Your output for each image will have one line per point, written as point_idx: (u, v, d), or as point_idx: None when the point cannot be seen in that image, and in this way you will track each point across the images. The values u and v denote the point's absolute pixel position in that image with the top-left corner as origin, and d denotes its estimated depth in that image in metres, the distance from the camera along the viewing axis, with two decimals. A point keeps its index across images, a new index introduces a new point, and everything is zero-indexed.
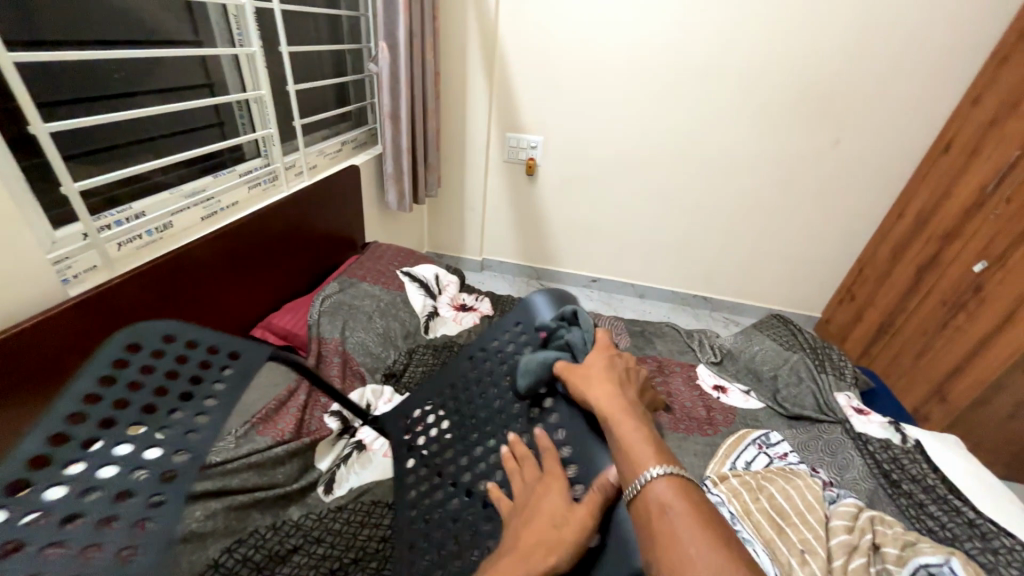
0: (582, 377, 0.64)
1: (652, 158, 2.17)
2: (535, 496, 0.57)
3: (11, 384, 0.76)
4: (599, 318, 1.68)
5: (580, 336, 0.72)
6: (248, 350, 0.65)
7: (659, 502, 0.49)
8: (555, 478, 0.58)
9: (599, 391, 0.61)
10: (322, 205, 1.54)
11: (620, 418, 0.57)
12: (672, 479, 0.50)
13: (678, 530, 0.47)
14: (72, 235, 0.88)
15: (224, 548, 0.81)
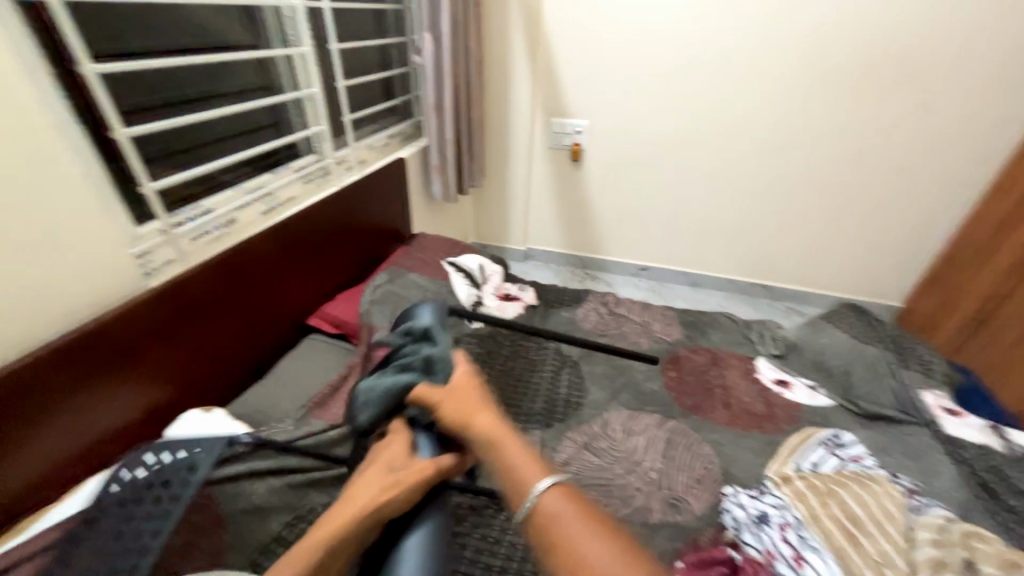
0: (468, 398, 0.56)
1: (706, 136, 2.04)
2: (377, 457, 0.51)
3: (102, 366, 0.85)
4: (648, 308, 1.60)
5: (441, 354, 0.61)
6: (204, 446, 0.83)
7: (554, 513, 0.48)
8: (401, 442, 0.52)
9: (482, 413, 0.54)
10: (370, 198, 1.58)
11: (505, 439, 0.52)
12: (564, 490, 0.50)
13: (572, 538, 0.47)
14: (151, 231, 0.95)
15: (285, 522, 0.88)
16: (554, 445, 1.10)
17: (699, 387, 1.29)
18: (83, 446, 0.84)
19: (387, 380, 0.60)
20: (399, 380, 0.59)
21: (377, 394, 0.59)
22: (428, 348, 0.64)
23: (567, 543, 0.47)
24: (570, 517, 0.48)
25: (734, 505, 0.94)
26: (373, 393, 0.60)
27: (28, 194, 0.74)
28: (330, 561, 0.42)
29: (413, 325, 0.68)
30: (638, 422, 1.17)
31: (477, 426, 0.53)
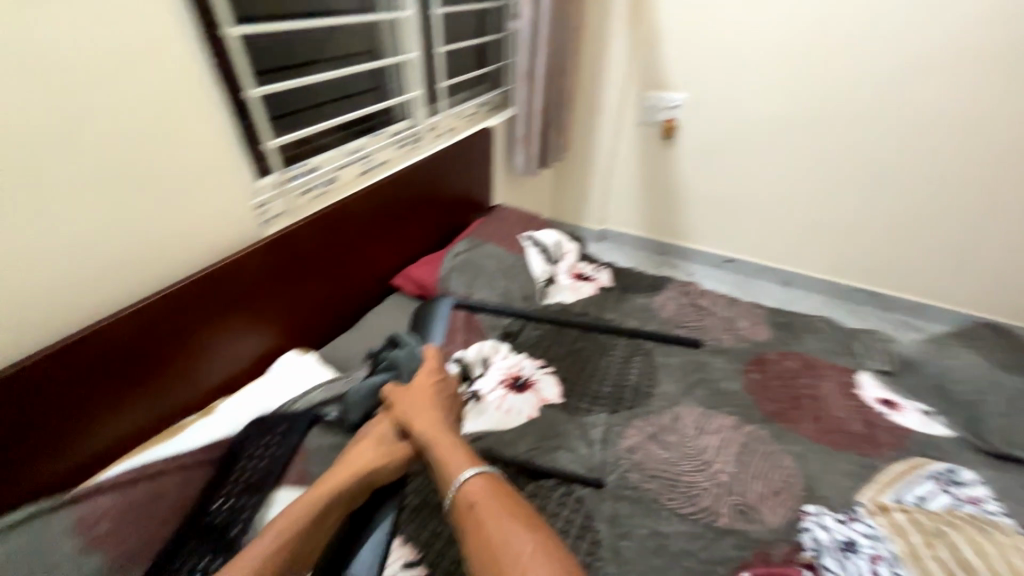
0: (414, 400, 0.77)
1: (825, 117, 1.84)
2: (363, 436, 0.77)
3: (224, 304, 0.95)
4: (734, 303, 1.48)
5: (407, 357, 0.92)
6: (296, 425, 0.88)
7: (472, 497, 0.60)
8: (383, 427, 0.76)
9: (422, 409, 0.74)
10: (455, 167, 1.61)
11: (435, 431, 0.70)
12: (484, 483, 0.62)
13: (484, 522, 0.58)
14: (267, 183, 1.04)
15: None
16: (619, 431, 1.08)
17: (786, 394, 1.18)
18: (220, 375, 0.98)
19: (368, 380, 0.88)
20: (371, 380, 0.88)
21: (356, 391, 0.87)
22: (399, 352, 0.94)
23: (480, 522, 0.58)
24: (484, 499, 0.60)
25: (816, 526, 0.87)
26: (361, 392, 0.87)
27: (177, 143, 0.84)
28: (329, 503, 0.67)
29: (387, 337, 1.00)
30: (712, 422, 1.10)
31: (415, 416, 0.73)
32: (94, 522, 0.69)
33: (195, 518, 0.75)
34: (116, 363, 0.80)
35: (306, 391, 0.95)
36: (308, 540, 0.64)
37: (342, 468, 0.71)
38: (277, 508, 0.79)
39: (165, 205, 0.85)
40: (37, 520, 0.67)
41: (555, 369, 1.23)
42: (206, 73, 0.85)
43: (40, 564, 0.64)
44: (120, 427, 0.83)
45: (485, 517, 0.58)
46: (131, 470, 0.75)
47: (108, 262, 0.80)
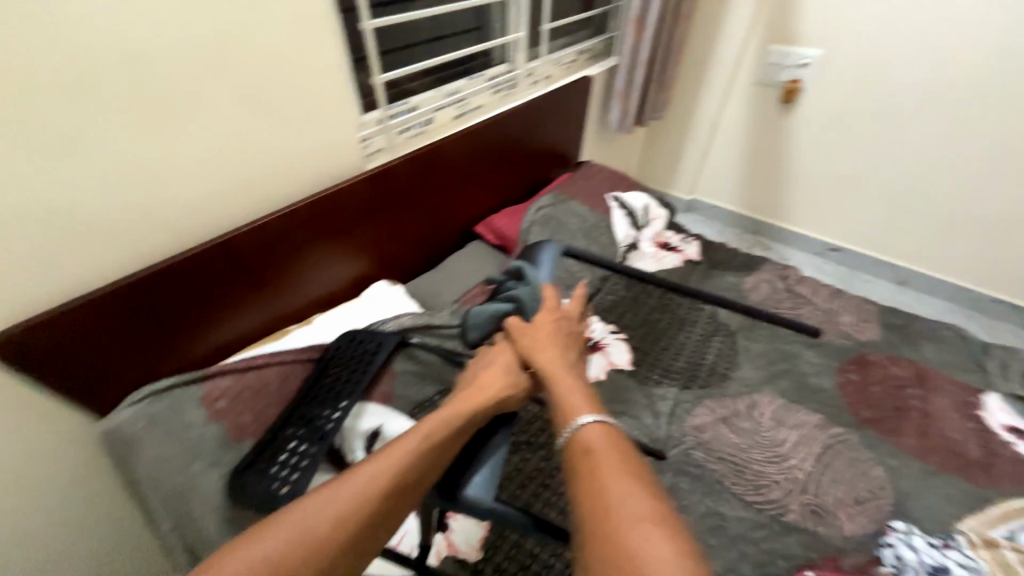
0: (535, 338, 0.71)
1: (993, 87, 1.58)
2: (488, 359, 0.74)
3: (326, 232, 1.00)
4: (840, 295, 1.32)
5: (531, 292, 0.85)
6: (384, 344, 0.95)
7: (590, 444, 0.55)
8: (507, 355, 0.73)
9: (548, 346, 0.70)
10: (547, 117, 1.54)
11: (558, 374, 0.65)
12: (608, 430, 0.57)
13: (605, 469, 0.52)
14: (372, 120, 1.07)
15: (430, 394, 1.00)
16: (688, 408, 1.04)
17: (886, 402, 1.06)
18: (317, 295, 1.05)
19: (490, 306, 0.83)
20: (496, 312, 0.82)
21: (484, 316, 0.81)
22: (521, 287, 0.86)
23: (596, 471, 0.52)
24: (606, 452, 0.53)
25: (903, 545, 0.80)
26: (483, 316, 0.82)
27: (300, 68, 0.85)
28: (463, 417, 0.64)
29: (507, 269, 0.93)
30: (793, 416, 1.03)
31: (540, 351, 0.69)
32: (217, 397, 0.82)
33: (296, 409, 0.85)
34: (237, 271, 0.87)
35: (396, 316, 1.03)
36: (447, 450, 0.62)
37: (472, 388, 0.69)
38: (364, 418, 0.89)
39: (286, 130, 0.88)
40: (175, 387, 0.80)
41: (628, 336, 1.19)
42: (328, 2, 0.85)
43: (181, 422, 0.79)
44: (237, 328, 0.92)
45: (605, 463, 0.52)
46: (243, 359, 0.87)
47: (235, 181, 0.85)
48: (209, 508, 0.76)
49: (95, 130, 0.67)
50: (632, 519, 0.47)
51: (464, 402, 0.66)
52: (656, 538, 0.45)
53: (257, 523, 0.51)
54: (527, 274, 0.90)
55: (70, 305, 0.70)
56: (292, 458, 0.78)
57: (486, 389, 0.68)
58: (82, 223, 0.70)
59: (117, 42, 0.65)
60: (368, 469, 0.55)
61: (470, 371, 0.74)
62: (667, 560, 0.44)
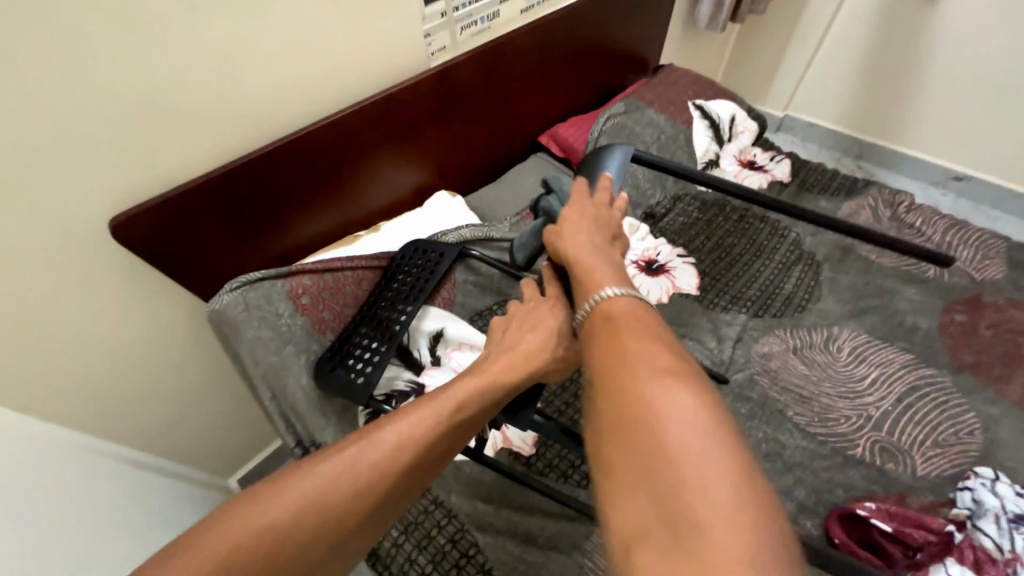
0: (567, 230, 0.59)
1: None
2: (531, 318, 0.60)
3: (390, 134, 0.98)
4: (960, 227, 1.14)
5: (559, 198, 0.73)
6: (446, 254, 0.96)
7: (611, 316, 0.44)
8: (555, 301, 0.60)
9: (575, 232, 0.58)
10: (626, 10, 1.35)
11: (583, 259, 0.53)
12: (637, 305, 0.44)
13: (622, 344, 0.40)
14: (436, 12, 0.96)
15: (488, 304, 1.02)
16: (756, 336, 0.99)
17: (996, 347, 0.94)
18: (382, 202, 1.06)
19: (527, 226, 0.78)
20: (529, 229, 0.77)
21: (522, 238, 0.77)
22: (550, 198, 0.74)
23: (614, 349, 0.40)
24: (628, 326, 0.42)
25: (983, 489, 0.73)
26: (524, 238, 0.78)
27: None
28: (496, 390, 0.55)
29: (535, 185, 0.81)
30: (877, 353, 0.95)
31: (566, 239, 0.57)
32: (300, 293, 0.89)
33: (366, 310, 0.92)
34: (310, 171, 0.89)
35: (457, 227, 1.03)
36: (478, 421, 0.55)
37: (510, 352, 0.58)
38: (428, 321, 0.93)
39: (350, 19, 0.83)
40: (266, 280, 0.87)
41: (697, 261, 1.12)
42: None
43: (272, 311, 0.86)
44: (310, 229, 0.96)
45: (625, 334, 0.41)
46: (320, 261, 0.91)
47: (305, 76, 0.83)
48: (298, 386, 0.86)
49: (172, 12, 0.65)
50: (656, 395, 0.35)
51: (499, 372, 0.56)
52: (682, 402, 0.35)
53: (276, 475, 0.50)
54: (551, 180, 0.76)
55: (170, 193, 0.74)
56: (364, 352, 0.87)
57: (526, 356, 0.57)
58: (170, 114, 0.71)
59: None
60: (392, 432, 0.52)
61: (510, 330, 0.61)
62: (694, 428, 0.33)
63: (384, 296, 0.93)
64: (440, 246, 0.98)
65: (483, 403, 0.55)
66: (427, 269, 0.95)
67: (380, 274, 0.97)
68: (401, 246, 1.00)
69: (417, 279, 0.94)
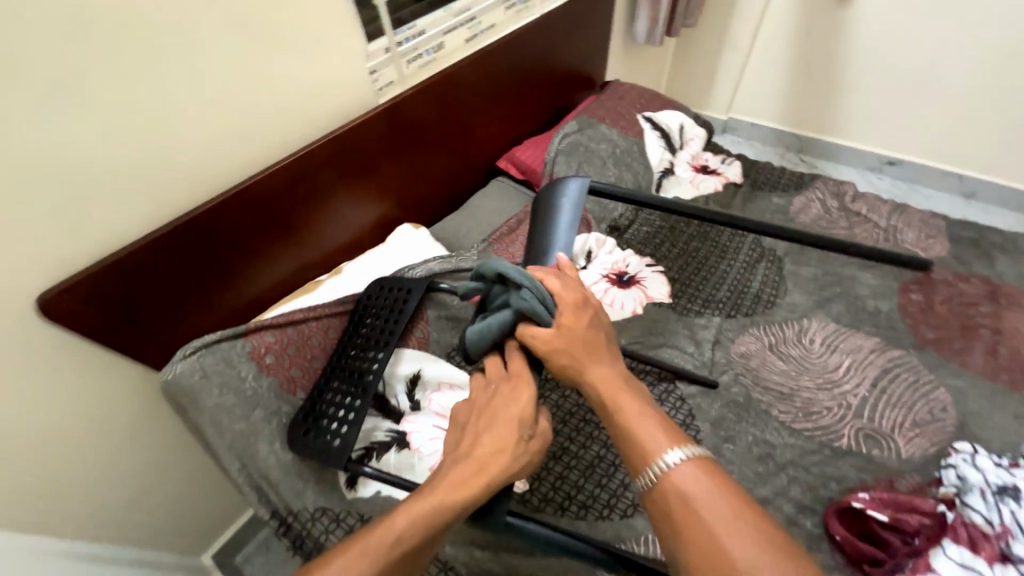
0: (571, 347, 0.58)
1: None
2: (494, 412, 0.58)
3: (343, 172, 0.95)
4: (903, 210, 1.20)
5: (533, 294, 0.61)
6: (412, 290, 0.92)
7: (681, 487, 0.46)
8: (526, 386, 0.60)
9: (591, 354, 0.58)
10: (567, 32, 1.39)
11: (614, 392, 0.54)
12: (701, 464, 0.47)
13: (706, 516, 0.44)
14: (379, 48, 0.95)
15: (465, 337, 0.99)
16: (733, 336, 1.00)
17: (952, 321, 0.99)
18: (341, 243, 1.02)
19: (491, 322, 0.64)
20: (497, 326, 0.64)
21: (487, 338, 0.64)
22: (519, 294, 0.62)
23: (701, 526, 0.44)
24: (698, 492, 0.46)
25: (966, 465, 0.75)
26: (486, 337, 0.64)
27: None
28: (442, 515, 0.51)
29: (486, 271, 0.67)
30: (847, 340, 0.97)
31: (582, 360, 0.57)
32: (263, 352, 0.84)
33: (336, 362, 0.87)
34: (261, 218, 0.85)
35: (424, 260, 1.00)
36: (430, 544, 0.52)
37: (464, 462, 0.55)
38: (403, 364, 0.90)
39: (289, 63, 0.81)
40: (223, 340, 0.82)
41: (666, 268, 1.13)
42: None
43: (234, 374, 0.81)
44: (268, 280, 0.91)
45: (707, 510, 0.45)
46: (280, 315, 0.87)
47: (247, 125, 0.79)
48: (269, 451, 0.80)
49: (93, 72, 0.62)
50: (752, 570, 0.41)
51: (449, 490, 0.52)
52: (758, 555, 0.42)
53: None
54: (512, 272, 0.63)
55: (103, 265, 0.69)
56: (337, 411, 0.81)
57: (481, 467, 0.54)
58: (100, 178, 0.67)
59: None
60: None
61: (472, 423, 0.59)
62: None
63: (353, 345, 0.89)
64: (406, 282, 0.93)
65: (428, 531, 0.51)
66: (394, 309, 0.91)
67: (347, 321, 0.93)
68: (367, 287, 0.96)
69: (385, 323, 0.90)
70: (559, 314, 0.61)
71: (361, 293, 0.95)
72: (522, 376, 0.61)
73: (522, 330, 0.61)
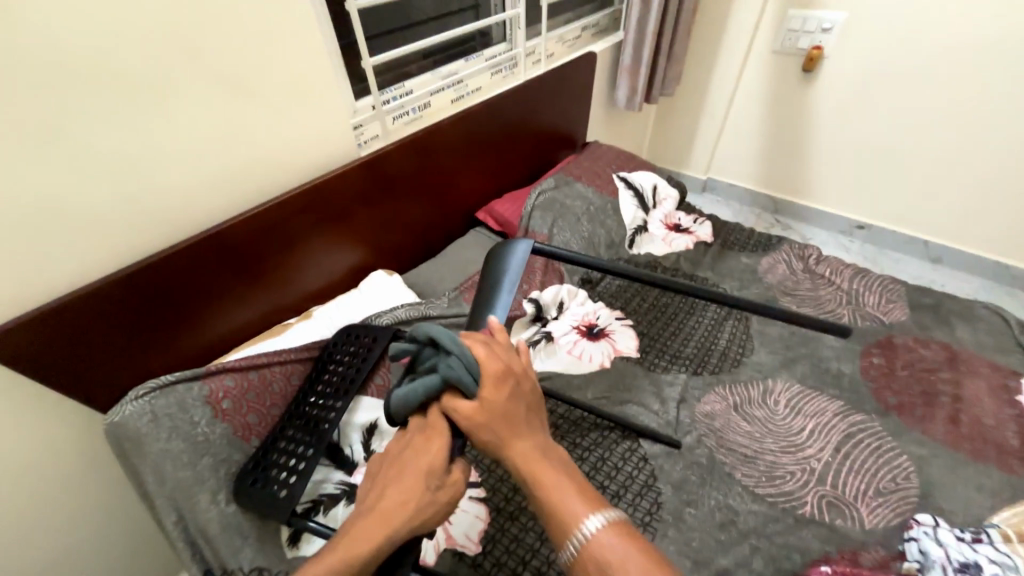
0: (499, 426, 0.50)
1: None
2: (403, 464, 0.54)
3: (319, 220, 0.98)
4: (865, 274, 1.24)
5: (462, 362, 0.54)
6: (378, 338, 0.95)
7: (604, 556, 0.44)
8: (439, 441, 0.54)
9: (516, 428, 0.50)
10: (549, 97, 1.49)
11: (539, 470, 0.48)
12: (617, 526, 0.45)
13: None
14: (365, 106, 1.05)
15: None
16: (698, 395, 1.00)
17: (914, 387, 1.00)
18: (313, 287, 1.05)
19: (416, 389, 0.56)
20: (421, 390, 0.55)
21: (410, 403, 0.56)
22: (446, 361, 0.55)
23: None
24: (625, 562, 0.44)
25: (929, 539, 0.74)
26: (411, 402, 0.56)
27: (283, 56, 0.82)
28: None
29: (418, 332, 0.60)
30: (811, 403, 0.97)
31: (510, 439, 0.50)
32: (220, 397, 0.83)
33: (295, 410, 0.88)
34: (228, 263, 0.87)
35: (391, 309, 1.02)
36: None
37: (367, 516, 0.51)
38: (361, 413, 0.91)
39: (276, 117, 0.86)
40: (180, 382, 0.81)
41: (635, 321, 1.15)
42: None
43: (185, 419, 0.79)
44: (234, 321, 0.92)
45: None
46: (244, 359, 0.87)
47: (227, 172, 0.83)
48: (212, 501, 0.77)
49: (77, 120, 0.65)
50: None
51: (349, 549, 0.49)
52: None
53: None
54: (442, 336, 0.57)
55: (69, 296, 0.70)
56: (289, 460, 0.81)
57: (385, 520, 0.50)
58: (66, 220, 0.68)
59: (74, 29, 0.61)
60: None
61: (382, 474, 0.55)
62: None
63: (314, 392, 0.90)
64: (373, 331, 0.96)
65: None
66: (356, 357, 0.93)
67: (311, 369, 0.94)
68: (336, 334, 0.97)
69: (348, 371, 0.91)
70: (484, 381, 0.51)
71: (329, 339, 0.97)
72: (437, 429, 0.55)
73: (448, 404, 0.52)
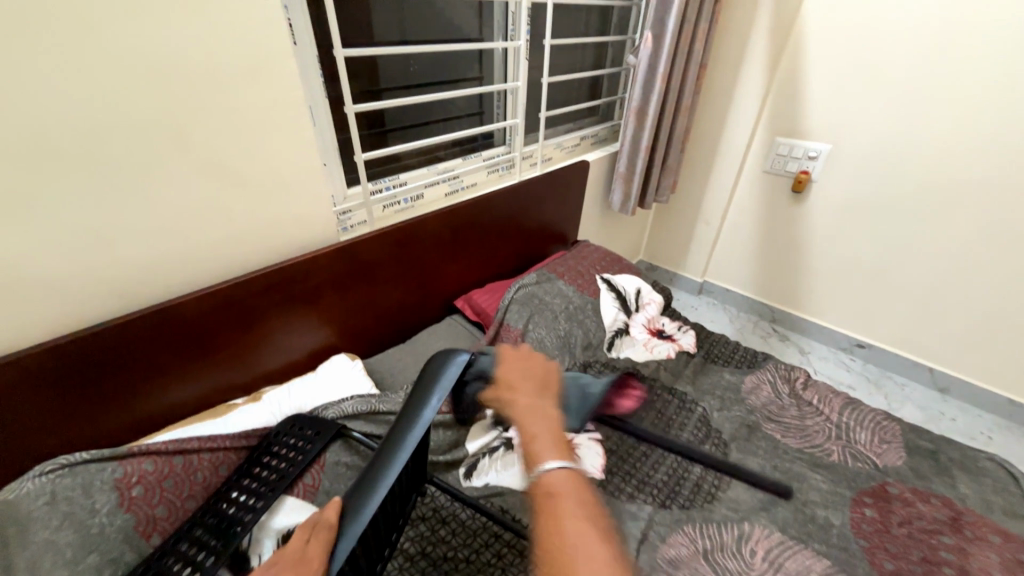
0: None
1: None
2: None
3: (285, 300, 0.98)
4: (855, 406, 1.16)
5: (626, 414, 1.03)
6: (321, 434, 0.93)
7: None
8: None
9: None
10: (543, 198, 1.56)
11: None
12: None
13: None
14: (355, 194, 1.11)
15: None
16: (663, 534, 0.89)
17: (911, 550, 0.87)
18: (272, 366, 1.03)
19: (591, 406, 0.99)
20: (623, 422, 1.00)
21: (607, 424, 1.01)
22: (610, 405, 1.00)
23: None
24: None
25: None
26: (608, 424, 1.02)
27: (272, 148, 0.87)
28: None
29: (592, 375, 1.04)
30: (794, 559, 0.85)
31: None
32: (133, 483, 0.75)
33: (209, 506, 0.81)
34: (177, 340, 0.85)
35: (342, 400, 0.99)
36: None
37: None
38: (281, 515, 0.82)
39: (255, 200, 0.89)
40: (97, 461, 0.75)
41: (603, 436, 1.07)
42: (296, 86, 0.86)
43: (85, 505, 0.70)
44: (176, 397, 0.89)
45: None
46: (174, 441, 0.81)
47: (195, 247, 0.84)
48: None
49: (40, 191, 0.66)
50: None
51: None
52: None
53: None
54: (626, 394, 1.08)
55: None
56: (183, 568, 0.72)
57: None
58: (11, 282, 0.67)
59: (62, 115, 0.64)
60: None
61: None
62: None
63: (235, 489, 0.83)
64: (317, 426, 0.94)
65: None
66: (293, 453, 0.89)
67: (241, 462, 0.88)
68: (281, 424, 0.94)
69: (279, 471, 0.86)
70: None
71: (270, 429, 0.93)
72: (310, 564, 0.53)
73: None
